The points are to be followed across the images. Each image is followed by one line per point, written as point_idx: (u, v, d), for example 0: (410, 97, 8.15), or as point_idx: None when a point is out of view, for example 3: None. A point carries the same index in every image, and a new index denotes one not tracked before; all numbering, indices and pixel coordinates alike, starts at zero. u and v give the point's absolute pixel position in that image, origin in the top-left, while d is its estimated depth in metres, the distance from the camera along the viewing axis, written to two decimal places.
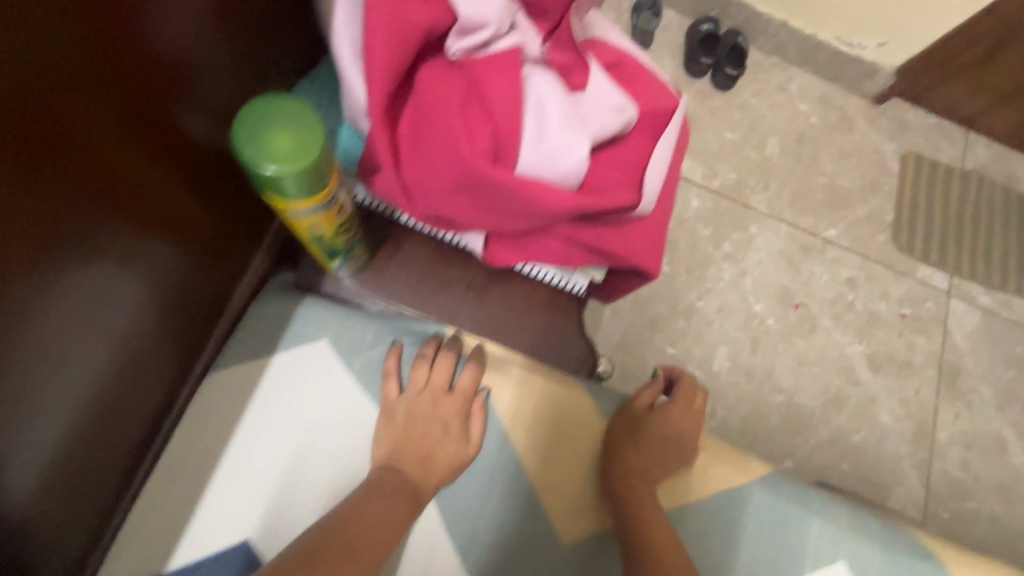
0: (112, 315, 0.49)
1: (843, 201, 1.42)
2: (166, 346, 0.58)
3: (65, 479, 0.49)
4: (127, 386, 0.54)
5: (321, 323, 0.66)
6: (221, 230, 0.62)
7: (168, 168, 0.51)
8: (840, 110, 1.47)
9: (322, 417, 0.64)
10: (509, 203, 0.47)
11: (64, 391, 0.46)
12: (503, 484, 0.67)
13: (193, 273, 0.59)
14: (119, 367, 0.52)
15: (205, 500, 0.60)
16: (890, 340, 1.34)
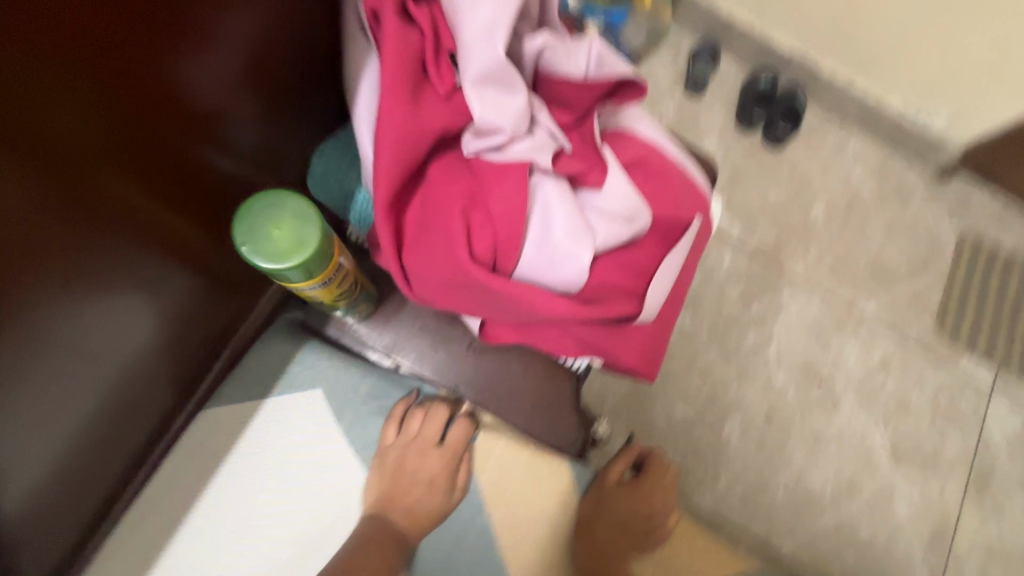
0: (117, 346, 0.50)
1: (890, 277, 1.23)
2: (167, 372, 0.59)
3: (54, 496, 0.51)
4: (125, 409, 0.55)
5: (317, 372, 0.68)
6: (236, 264, 0.62)
7: (182, 203, 0.52)
8: (899, 176, 1.25)
9: (308, 466, 0.66)
10: (503, 306, 0.48)
11: (58, 417, 0.47)
12: (473, 550, 0.70)
13: (202, 306, 0.60)
14: (116, 392, 0.53)
15: (186, 532, 0.63)
16: (919, 433, 1.18)
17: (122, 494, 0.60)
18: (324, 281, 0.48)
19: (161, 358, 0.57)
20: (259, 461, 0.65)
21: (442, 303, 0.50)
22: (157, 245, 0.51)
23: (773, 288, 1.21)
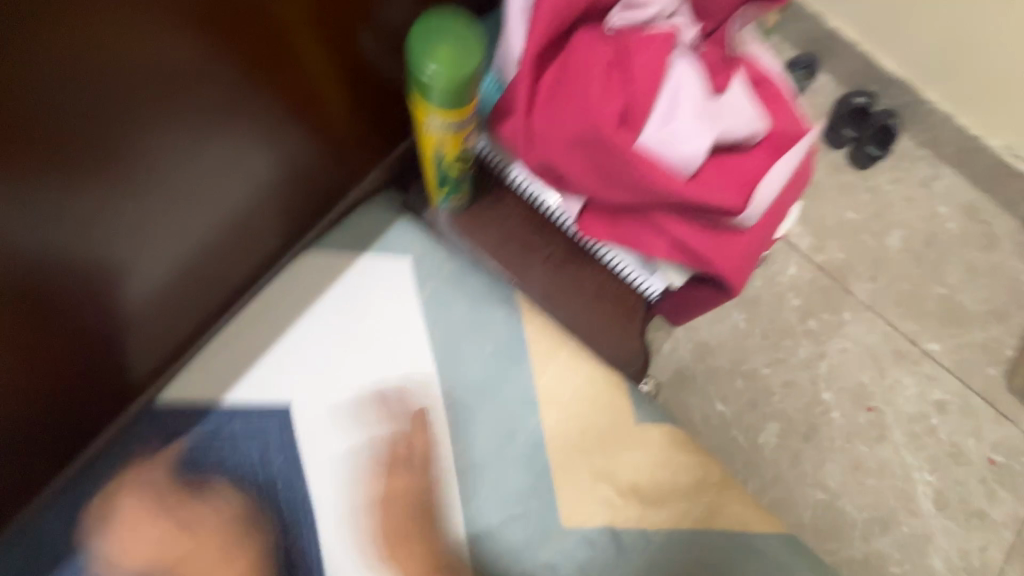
0: (244, 181, 0.56)
1: (961, 320, 1.13)
2: (283, 212, 0.65)
3: (169, 292, 0.58)
4: (242, 235, 0.61)
5: (410, 242, 0.71)
6: (359, 132, 0.67)
7: (341, 65, 0.56)
8: (988, 226, 1.14)
9: (383, 326, 0.68)
10: (619, 171, 0.50)
11: (183, 230, 0.54)
12: (520, 447, 0.67)
13: (325, 161, 0.65)
14: (237, 220, 0.59)
15: (264, 361, 0.65)
16: (966, 483, 1.08)
17: (213, 318, 0.66)
18: (461, 121, 0.52)
19: (269, 203, 0.62)
20: (341, 313, 0.67)
21: (557, 167, 0.53)
22: (183, 118, 0.45)
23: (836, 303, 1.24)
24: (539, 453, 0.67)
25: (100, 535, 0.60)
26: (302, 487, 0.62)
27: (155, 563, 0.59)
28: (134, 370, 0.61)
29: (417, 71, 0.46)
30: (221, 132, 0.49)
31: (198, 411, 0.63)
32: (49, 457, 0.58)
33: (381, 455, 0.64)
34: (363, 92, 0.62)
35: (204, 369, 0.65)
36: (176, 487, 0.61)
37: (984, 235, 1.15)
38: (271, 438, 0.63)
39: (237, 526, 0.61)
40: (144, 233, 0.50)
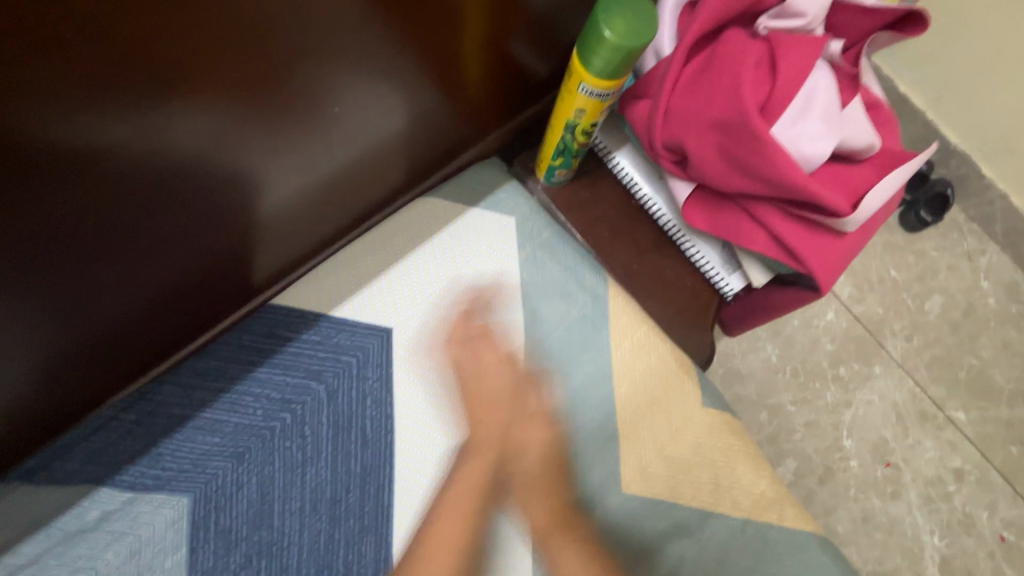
0: (380, 126, 0.63)
1: (980, 391, 1.29)
2: (404, 159, 0.71)
3: (297, 215, 0.65)
4: (365, 173, 0.68)
5: (517, 204, 0.76)
6: (483, 99, 0.74)
7: (487, 33, 0.63)
8: (1007, 311, 1.33)
9: (482, 274, 0.72)
10: (747, 155, 0.55)
11: (320, 162, 0.61)
12: (590, 411, 0.71)
13: (449, 119, 0.72)
14: (365, 158, 0.66)
15: (371, 285, 0.70)
16: (977, 554, 1.20)
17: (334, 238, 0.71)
18: (609, 92, 0.58)
19: (394, 137, 0.67)
20: (446, 255, 0.72)
21: (687, 144, 0.58)
22: (344, 63, 0.52)
23: (866, 358, 1.31)
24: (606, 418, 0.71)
25: (201, 412, 0.64)
26: (391, 403, 0.67)
27: (250, 445, 0.63)
28: (256, 271, 0.67)
29: (595, 32, 0.52)
30: (334, 51, 0.50)
31: (305, 316, 0.68)
32: (177, 334, 0.63)
33: (463, 389, 0.69)
34: (496, 61, 0.69)
35: (314, 285, 0.69)
36: (278, 380, 0.66)
37: (997, 315, 1.33)
38: (369, 354, 0.68)
39: (327, 427, 0.65)
40: (291, 159, 0.57)
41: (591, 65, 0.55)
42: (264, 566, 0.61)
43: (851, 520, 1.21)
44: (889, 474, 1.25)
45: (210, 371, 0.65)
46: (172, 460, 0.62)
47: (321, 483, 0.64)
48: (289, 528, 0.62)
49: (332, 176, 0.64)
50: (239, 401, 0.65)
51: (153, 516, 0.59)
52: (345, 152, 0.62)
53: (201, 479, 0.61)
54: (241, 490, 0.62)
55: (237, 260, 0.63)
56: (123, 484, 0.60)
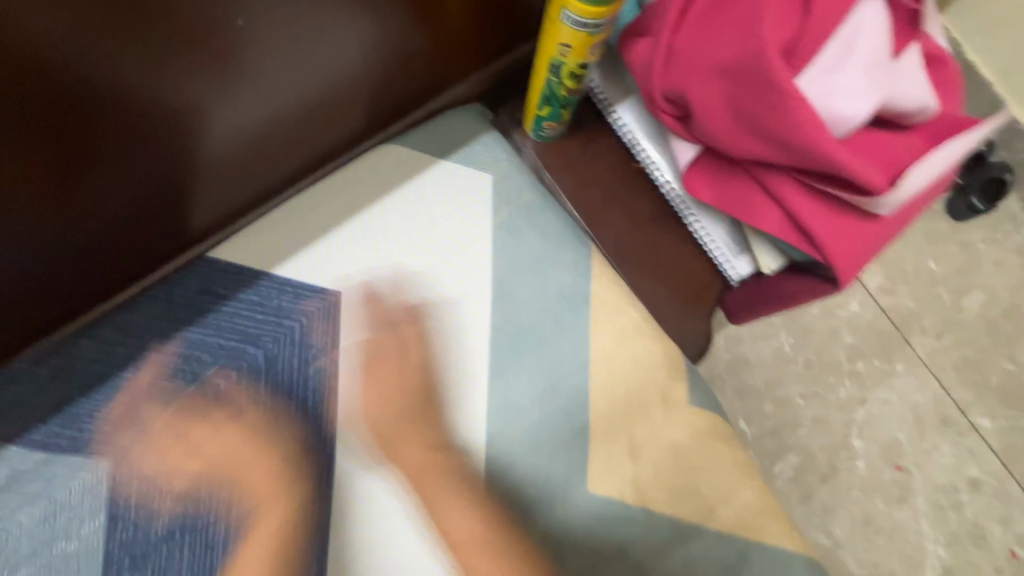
0: (324, 48, 0.54)
1: (1013, 399, 1.17)
2: (363, 94, 0.61)
3: (234, 153, 0.57)
4: (316, 107, 0.59)
5: (495, 159, 0.66)
6: (461, 33, 0.63)
7: None
8: None
9: (447, 238, 0.64)
10: (763, 111, 0.44)
11: (248, 87, 0.52)
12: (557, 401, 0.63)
13: (417, 54, 0.61)
14: (311, 88, 0.56)
15: (319, 244, 0.62)
16: (986, 570, 1.12)
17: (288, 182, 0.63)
18: (597, 23, 0.48)
19: (346, 70, 0.57)
20: (409, 212, 0.64)
21: (690, 96, 0.47)
22: None
23: (886, 354, 1.19)
24: (575, 409, 0.64)
25: (122, 372, 0.58)
26: (333, 373, 0.60)
27: (175, 411, 0.58)
28: (193, 219, 0.59)
29: None
30: None
31: (244, 273, 0.61)
32: (108, 280, 0.58)
33: (415, 367, 0.61)
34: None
35: (255, 240, 0.61)
36: (212, 341, 0.59)
37: None
38: (313, 318, 0.61)
39: (262, 397, 0.59)
40: (204, 79, 0.49)
41: None
42: (184, 543, 0.56)
43: (851, 524, 1.14)
44: (898, 478, 1.15)
45: (136, 328, 0.59)
46: (89, 420, 0.56)
47: (252, 457, 0.58)
48: (214, 503, 0.57)
49: (272, 108, 0.55)
50: (166, 361, 0.59)
51: (69, 480, 0.55)
52: (280, 76, 0.53)
53: (120, 443, 0.56)
54: (164, 459, 0.57)
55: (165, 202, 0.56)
56: (35, 442, 0.56)
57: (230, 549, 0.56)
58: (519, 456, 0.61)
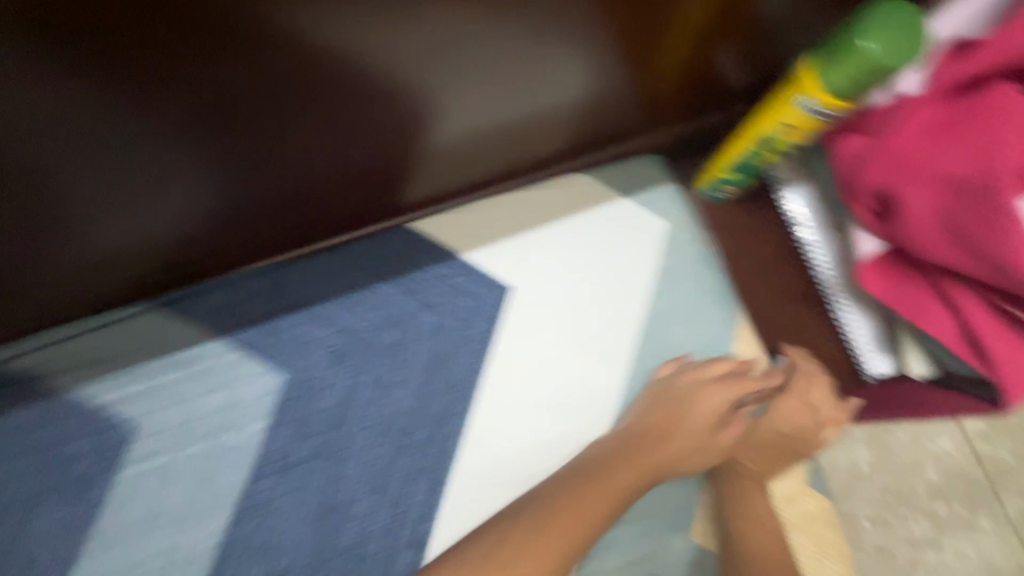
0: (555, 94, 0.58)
1: None
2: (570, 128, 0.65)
3: (453, 159, 0.62)
4: (531, 133, 0.64)
5: (671, 208, 0.73)
6: (675, 94, 0.65)
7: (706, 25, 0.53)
8: None
9: (617, 267, 0.69)
10: (978, 227, 0.48)
11: (482, 116, 0.57)
12: None
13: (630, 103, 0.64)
14: (530, 121, 0.61)
15: (502, 241, 0.68)
16: None
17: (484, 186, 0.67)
18: (832, 113, 0.54)
19: (574, 99, 0.59)
20: (585, 236, 0.70)
21: (902, 195, 0.52)
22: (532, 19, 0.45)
23: None
24: None
25: (313, 305, 0.65)
26: (487, 358, 0.67)
27: (349, 350, 0.65)
28: (398, 200, 0.64)
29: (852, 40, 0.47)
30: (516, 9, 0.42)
31: (438, 250, 0.68)
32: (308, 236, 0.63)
33: (559, 373, 0.67)
34: (703, 60, 0.60)
35: (450, 223, 0.69)
36: (395, 298, 0.66)
37: None
38: (483, 305, 0.67)
39: (422, 360, 0.66)
40: (451, 108, 0.53)
41: (826, 76, 0.50)
42: (324, 468, 0.63)
43: None
44: None
45: (333, 270, 0.66)
46: (283, 337, 0.65)
47: (399, 412, 0.65)
48: (359, 442, 0.64)
49: (496, 131, 0.61)
50: (354, 305, 0.66)
51: (251, 382, 0.64)
52: (511, 111, 0.58)
53: (300, 365, 0.64)
54: (328, 389, 0.65)
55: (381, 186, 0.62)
56: (238, 341, 0.64)
57: (360, 488, 0.63)
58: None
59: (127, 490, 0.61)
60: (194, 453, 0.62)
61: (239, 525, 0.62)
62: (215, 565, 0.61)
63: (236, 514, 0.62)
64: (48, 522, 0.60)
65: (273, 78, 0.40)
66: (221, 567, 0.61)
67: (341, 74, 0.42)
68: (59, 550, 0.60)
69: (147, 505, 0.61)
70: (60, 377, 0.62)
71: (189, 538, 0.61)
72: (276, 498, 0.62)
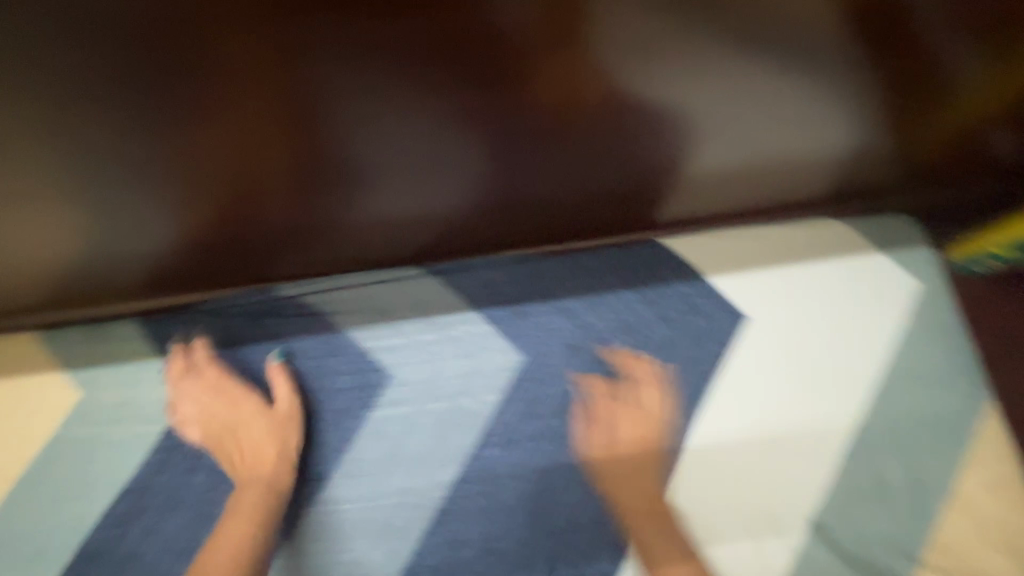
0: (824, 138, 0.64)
1: None
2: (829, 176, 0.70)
3: (716, 186, 0.69)
4: (793, 176, 0.69)
5: (923, 271, 0.71)
6: (938, 160, 0.68)
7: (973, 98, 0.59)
8: None
9: (856, 319, 0.70)
10: None
11: (755, 149, 0.64)
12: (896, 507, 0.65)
13: (891, 161, 0.68)
14: (794, 163, 0.67)
15: (743, 272, 0.71)
16: None
17: (736, 217, 0.73)
18: None
19: (820, 151, 0.66)
20: (828, 282, 0.70)
21: None
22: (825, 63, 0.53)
23: None
24: (901, 522, 0.65)
25: (560, 297, 0.71)
26: (712, 380, 0.69)
27: (585, 345, 0.70)
28: (657, 214, 0.72)
29: None
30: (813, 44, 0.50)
31: (682, 268, 0.71)
32: (573, 230, 0.73)
33: (783, 409, 0.68)
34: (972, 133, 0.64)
35: (697, 246, 0.72)
36: (636, 306, 0.71)
37: None
38: (717, 328, 0.70)
39: (650, 369, 0.69)
40: (732, 135, 0.62)
41: None
42: (546, 448, 0.68)
43: None
44: None
45: (582, 269, 0.72)
46: (528, 322, 0.71)
47: (620, 413, 0.68)
48: (581, 433, 0.68)
49: (761, 167, 0.67)
50: (598, 306, 0.71)
51: (494, 356, 0.70)
52: (781, 148, 0.64)
53: (539, 350, 0.70)
54: (559, 377, 0.70)
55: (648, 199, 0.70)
56: (489, 316, 0.71)
57: (575, 475, 0.67)
58: (829, 533, 0.64)
59: (375, 428, 0.69)
60: (434, 409, 0.69)
61: (464, 483, 0.67)
62: (437, 515, 0.66)
63: (462, 472, 0.68)
64: (306, 442, 0.68)
65: (615, 78, 0.51)
66: (443, 518, 0.66)
67: (660, 83, 0.52)
68: (312, 469, 0.67)
69: (388, 445, 0.68)
70: (337, 316, 0.72)
71: (419, 484, 0.67)
72: (499, 469, 0.67)
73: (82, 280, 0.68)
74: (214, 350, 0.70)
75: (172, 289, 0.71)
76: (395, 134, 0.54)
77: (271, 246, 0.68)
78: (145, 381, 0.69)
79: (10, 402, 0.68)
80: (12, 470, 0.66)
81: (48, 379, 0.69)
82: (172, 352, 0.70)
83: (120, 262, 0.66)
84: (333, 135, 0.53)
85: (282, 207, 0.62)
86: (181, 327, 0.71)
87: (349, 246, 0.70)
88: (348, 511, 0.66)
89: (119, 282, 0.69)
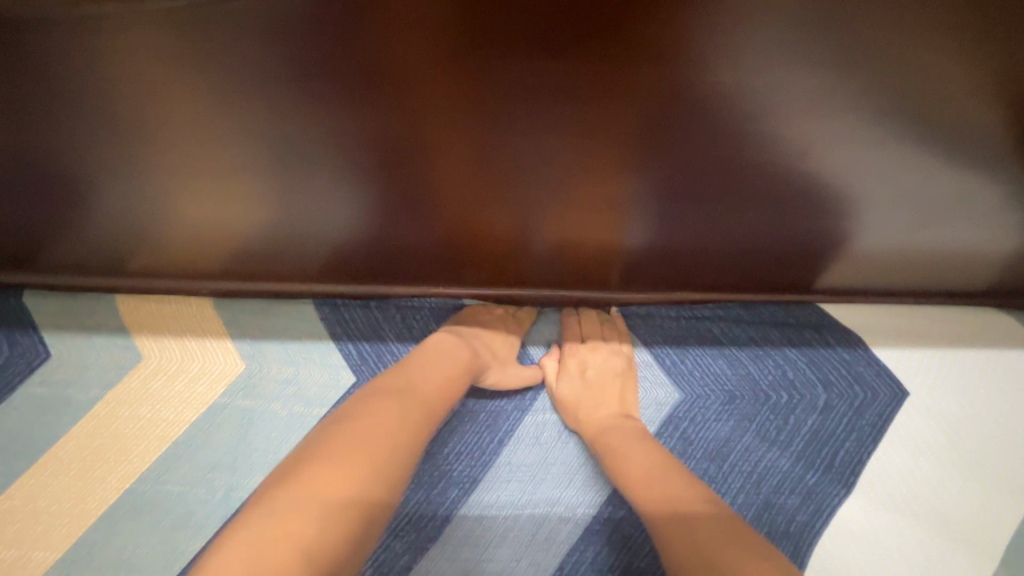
0: (972, 235, 0.63)
1: None
2: (982, 271, 0.69)
3: (886, 270, 0.70)
4: (947, 266, 0.68)
5: None
6: None
7: None
8: None
9: (1011, 408, 0.71)
10: None
11: (913, 239, 0.64)
12: None
13: None
14: (945, 255, 0.66)
15: (902, 349, 0.73)
16: None
17: (899, 295, 0.74)
18: None
19: (981, 244, 0.64)
20: (987, 369, 0.72)
21: None
22: (993, 152, 0.51)
23: None
24: None
25: (722, 345, 0.73)
26: (869, 452, 0.69)
27: (744, 395, 0.71)
28: (822, 282, 0.72)
29: None
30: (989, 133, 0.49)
31: (845, 336, 0.74)
32: (730, 285, 0.71)
33: (939, 488, 0.68)
34: None
35: (860, 319, 0.75)
36: (799, 366, 0.72)
37: None
38: (876, 401, 0.71)
39: (807, 430, 0.70)
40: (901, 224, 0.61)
41: None
42: None
43: None
44: None
45: (744, 319, 0.74)
46: (690, 364, 0.73)
47: (776, 470, 0.68)
48: (740, 480, 0.68)
49: (922, 254, 0.66)
50: (762, 358, 0.73)
51: (653, 390, 0.72)
52: (930, 241, 0.64)
53: (698, 391, 0.71)
54: (716, 422, 0.70)
55: (815, 270, 0.69)
56: (650, 353, 0.74)
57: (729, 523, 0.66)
58: None
59: (532, 434, 0.70)
60: None
61: (613, 507, 0.66)
62: (584, 533, 0.65)
63: (613, 494, 0.67)
64: (464, 443, 0.69)
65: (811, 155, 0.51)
66: (590, 541, 0.65)
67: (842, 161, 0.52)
68: (465, 474, 0.68)
69: (541, 453, 0.69)
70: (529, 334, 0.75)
71: (570, 496, 0.67)
72: None
73: (257, 264, 0.69)
74: (385, 344, 0.72)
75: (334, 280, 0.72)
76: (586, 179, 0.56)
77: (425, 262, 0.68)
78: (312, 364, 0.71)
79: (178, 363, 0.70)
80: (171, 430, 0.67)
81: (218, 346, 0.71)
82: (342, 340, 0.72)
83: (299, 255, 0.68)
84: (520, 168, 0.54)
85: (445, 231, 0.63)
86: (353, 317, 0.73)
87: (497, 271, 0.70)
88: (499, 518, 0.66)
89: (283, 270, 0.70)
